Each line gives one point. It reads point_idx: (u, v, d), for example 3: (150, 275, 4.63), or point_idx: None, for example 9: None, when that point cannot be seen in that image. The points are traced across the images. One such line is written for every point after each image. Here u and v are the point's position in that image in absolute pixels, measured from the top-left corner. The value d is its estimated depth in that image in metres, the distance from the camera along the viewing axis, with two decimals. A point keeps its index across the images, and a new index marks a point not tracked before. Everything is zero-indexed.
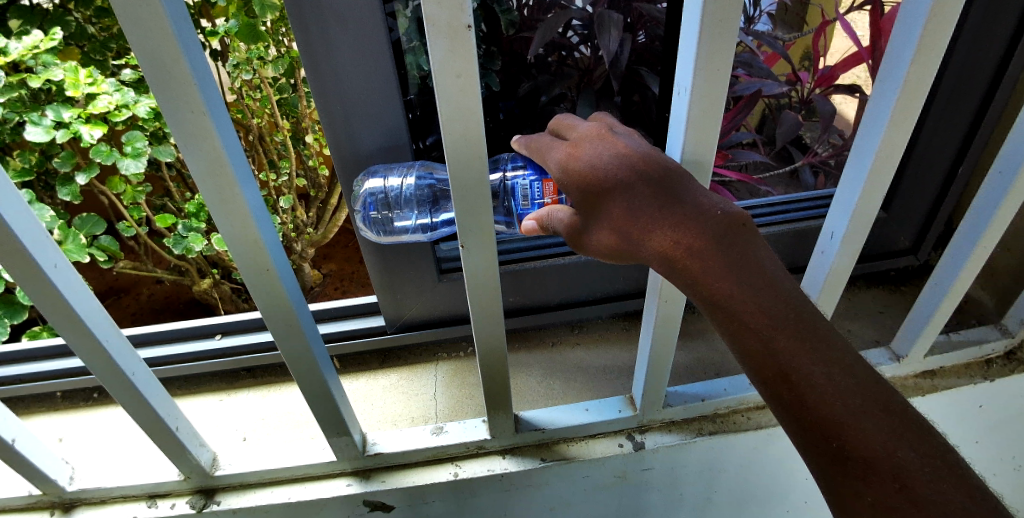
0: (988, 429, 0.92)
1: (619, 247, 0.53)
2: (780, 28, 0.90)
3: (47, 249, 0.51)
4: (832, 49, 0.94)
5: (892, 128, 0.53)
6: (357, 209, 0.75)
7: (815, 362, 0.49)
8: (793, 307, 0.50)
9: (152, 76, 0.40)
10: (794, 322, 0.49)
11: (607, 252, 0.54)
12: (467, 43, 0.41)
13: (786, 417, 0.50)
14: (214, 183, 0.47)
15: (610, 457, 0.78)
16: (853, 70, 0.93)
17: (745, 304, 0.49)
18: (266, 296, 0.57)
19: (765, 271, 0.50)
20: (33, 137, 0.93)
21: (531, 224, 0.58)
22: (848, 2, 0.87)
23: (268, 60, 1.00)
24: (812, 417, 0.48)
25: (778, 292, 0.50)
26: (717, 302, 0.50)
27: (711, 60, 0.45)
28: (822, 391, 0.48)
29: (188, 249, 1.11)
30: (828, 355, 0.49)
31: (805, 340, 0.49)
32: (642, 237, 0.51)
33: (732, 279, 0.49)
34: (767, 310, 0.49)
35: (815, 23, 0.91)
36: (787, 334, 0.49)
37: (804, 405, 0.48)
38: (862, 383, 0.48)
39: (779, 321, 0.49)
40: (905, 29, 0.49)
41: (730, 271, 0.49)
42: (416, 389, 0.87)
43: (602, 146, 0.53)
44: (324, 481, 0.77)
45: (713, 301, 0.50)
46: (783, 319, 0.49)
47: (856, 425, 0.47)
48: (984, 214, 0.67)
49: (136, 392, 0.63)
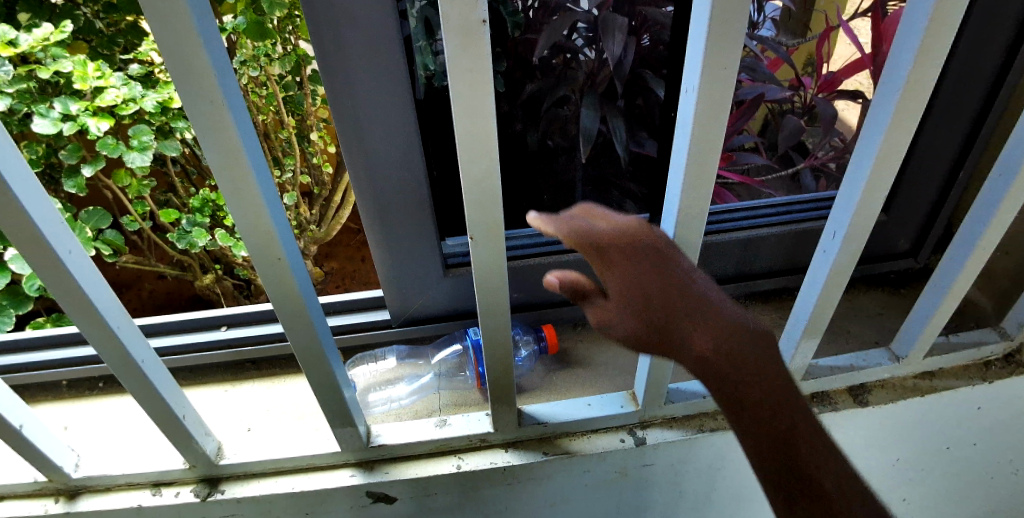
0: (986, 430, 0.93)
1: (648, 331, 0.60)
2: (783, 35, 0.89)
3: (63, 234, 0.52)
4: (833, 56, 0.92)
5: (893, 131, 0.54)
6: (380, 249, 0.81)
7: (806, 443, 0.57)
8: (788, 395, 0.59)
9: (172, 66, 0.41)
10: (790, 407, 0.58)
11: (634, 334, 0.61)
12: (480, 38, 0.42)
13: (777, 492, 0.57)
14: (228, 173, 0.48)
15: (611, 451, 0.78)
16: (856, 77, 0.92)
17: (753, 386, 0.58)
18: (277, 287, 0.58)
19: (767, 362, 0.60)
20: (40, 129, 0.94)
21: (553, 281, 0.63)
22: (853, 9, 0.87)
23: (274, 58, 1.02)
24: (806, 490, 0.56)
25: (777, 380, 0.59)
26: (730, 385, 0.58)
27: (716, 58, 0.46)
28: (814, 466, 0.57)
29: (191, 244, 1.12)
30: (816, 439, 0.58)
31: (798, 423, 0.58)
32: (667, 319, 0.59)
33: (744, 365, 0.59)
34: (770, 395, 0.58)
35: (818, 29, 0.89)
36: (786, 416, 0.58)
37: (799, 476, 0.56)
38: (841, 464, 0.57)
39: (778, 405, 0.58)
40: (905, 33, 0.50)
41: (744, 359, 0.59)
42: (401, 399, 0.87)
43: (637, 239, 0.60)
44: (328, 471, 0.77)
45: (727, 382, 0.58)
46: (781, 403, 0.58)
47: (839, 499, 0.56)
48: (984, 215, 0.67)
49: (145, 381, 0.64)
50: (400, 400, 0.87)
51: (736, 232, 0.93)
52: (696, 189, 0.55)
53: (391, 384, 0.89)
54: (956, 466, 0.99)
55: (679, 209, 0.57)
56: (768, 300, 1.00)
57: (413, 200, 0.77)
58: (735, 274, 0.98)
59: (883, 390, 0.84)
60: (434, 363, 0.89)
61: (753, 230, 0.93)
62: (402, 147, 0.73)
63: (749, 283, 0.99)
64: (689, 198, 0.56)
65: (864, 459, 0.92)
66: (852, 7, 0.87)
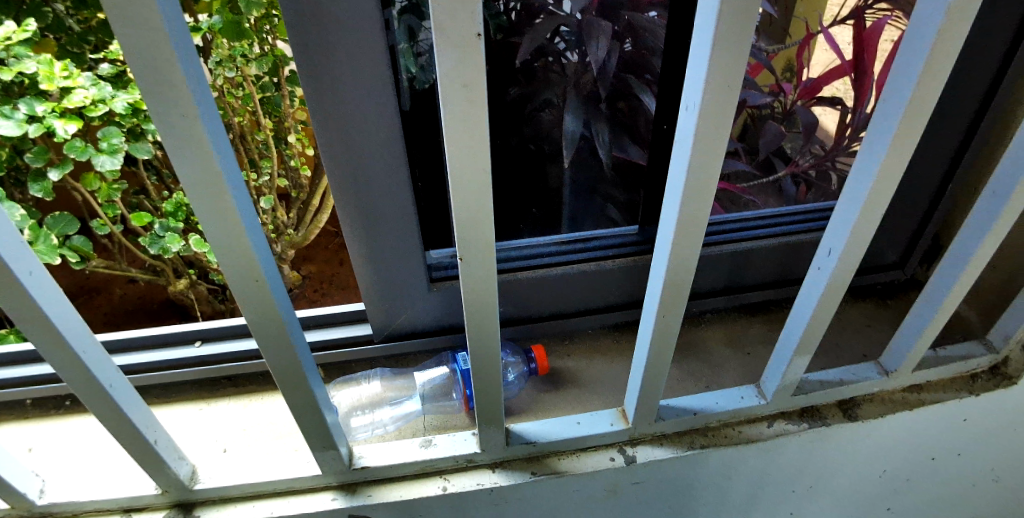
0: (970, 441, 0.93)
1: None
2: (763, 40, 0.83)
3: (23, 254, 0.48)
4: (812, 61, 0.87)
5: (894, 148, 0.53)
6: (364, 264, 0.79)
7: None
8: None
9: (139, 75, 0.38)
10: None
11: None
12: (477, 52, 0.40)
13: None
14: (202, 189, 0.45)
15: (601, 470, 0.77)
16: (833, 83, 0.89)
17: None
18: (255, 308, 0.55)
19: None
20: (3, 131, 0.90)
21: None
22: (832, 16, 0.83)
23: (251, 59, 0.99)
24: None
25: None
26: None
27: (721, 77, 0.45)
28: None
29: (164, 250, 1.09)
30: None
31: None
32: None
33: None
34: None
35: (799, 35, 0.84)
36: None
37: None
38: None
39: None
40: (909, 50, 0.49)
41: None
42: (385, 424, 0.84)
43: None
44: (309, 495, 0.74)
45: None
46: None
47: None
48: (978, 231, 0.67)
49: (113, 405, 0.60)
50: (384, 425, 0.83)
51: (726, 244, 0.93)
52: (696, 202, 0.54)
53: (375, 408, 0.85)
54: (939, 476, 0.99)
55: (676, 223, 0.56)
56: (756, 313, 1.00)
57: (398, 212, 0.75)
58: (723, 287, 0.98)
59: (872, 405, 0.83)
60: (419, 384, 0.85)
61: (744, 244, 0.93)
62: (388, 156, 0.70)
63: (737, 296, 0.99)
64: (688, 212, 0.55)
65: (852, 471, 0.91)
66: (832, 13, 0.83)
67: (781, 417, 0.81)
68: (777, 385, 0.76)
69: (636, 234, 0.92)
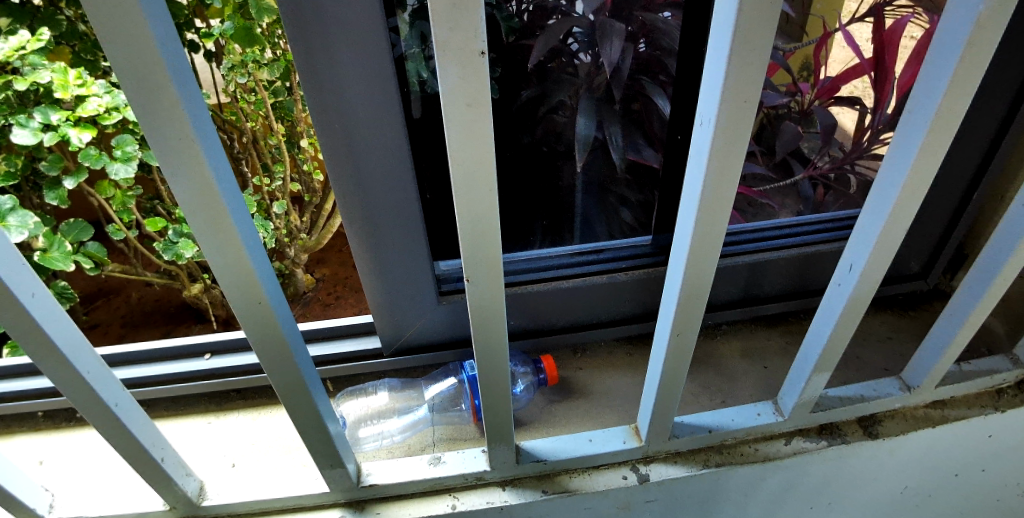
0: (996, 456, 0.90)
1: None
2: (779, 39, 0.80)
3: (26, 276, 0.48)
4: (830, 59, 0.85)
5: (919, 161, 0.51)
6: (374, 277, 0.78)
7: None
8: None
9: (134, 97, 0.37)
10: None
11: None
12: (480, 68, 0.39)
13: None
14: (202, 211, 0.44)
15: (613, 489, 0.75)
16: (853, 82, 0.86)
17: None
18: (258, 328, 0.54)
19: None
20: (19, 140, 0.90)
21: None
22: (850, 12, 0.80)
23: (263, 64, 0.98)
24: None
25: None
26: None
27: (736, 91, 0.44)
28: None
29: (178, 256, 1.09)
30: None
31: None
32: None
33: None
34: None
35: (816, 33, 0.82)
36: None
37: None
38: None
39: None
40: (938, 59, 0.47)
41: None
42: (393, 435, 0.82)
43: None
44: (316, 512, 0.73)
45: None
46: None
47: None
48: (1005, 243, 0.64)
49: (120, 425, 0.60)
50: (392, 436, 0.82)
51: (744, 255, 0.91)
52: (711, 216, 0.53)
53: (383, 418, 0.84)
54: (964, 491, 0.96)
55: (692, 239, 0.54)
56: (774, 325, 0.97)
57: (407, 223, 0.74)
58: (740, 298, 0.96)
59: (894, 422, 0.81)
60: (427, 397, 0.84)
61: (761, 254, 0.91)
62: (396, 168, 0.69)
63: (753, 307, 0.96)
64: (703, 227, 0.53)
65: (873, 488, 0.89)
66: (851, 10, 0.80)
67: (798, 434, 0.79)
68: (795, 402, 0.74)
69: (650, 245, 0.90)
